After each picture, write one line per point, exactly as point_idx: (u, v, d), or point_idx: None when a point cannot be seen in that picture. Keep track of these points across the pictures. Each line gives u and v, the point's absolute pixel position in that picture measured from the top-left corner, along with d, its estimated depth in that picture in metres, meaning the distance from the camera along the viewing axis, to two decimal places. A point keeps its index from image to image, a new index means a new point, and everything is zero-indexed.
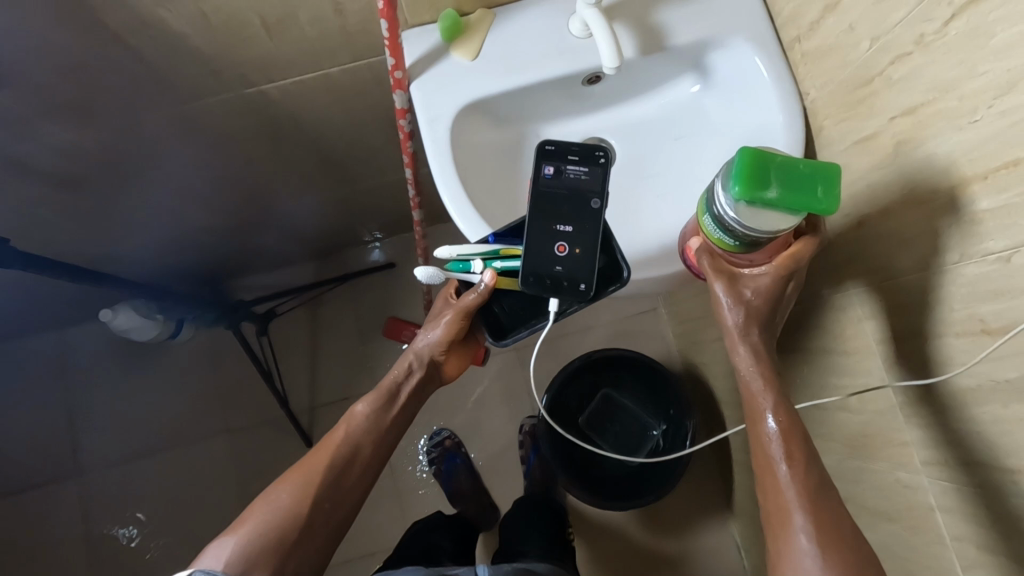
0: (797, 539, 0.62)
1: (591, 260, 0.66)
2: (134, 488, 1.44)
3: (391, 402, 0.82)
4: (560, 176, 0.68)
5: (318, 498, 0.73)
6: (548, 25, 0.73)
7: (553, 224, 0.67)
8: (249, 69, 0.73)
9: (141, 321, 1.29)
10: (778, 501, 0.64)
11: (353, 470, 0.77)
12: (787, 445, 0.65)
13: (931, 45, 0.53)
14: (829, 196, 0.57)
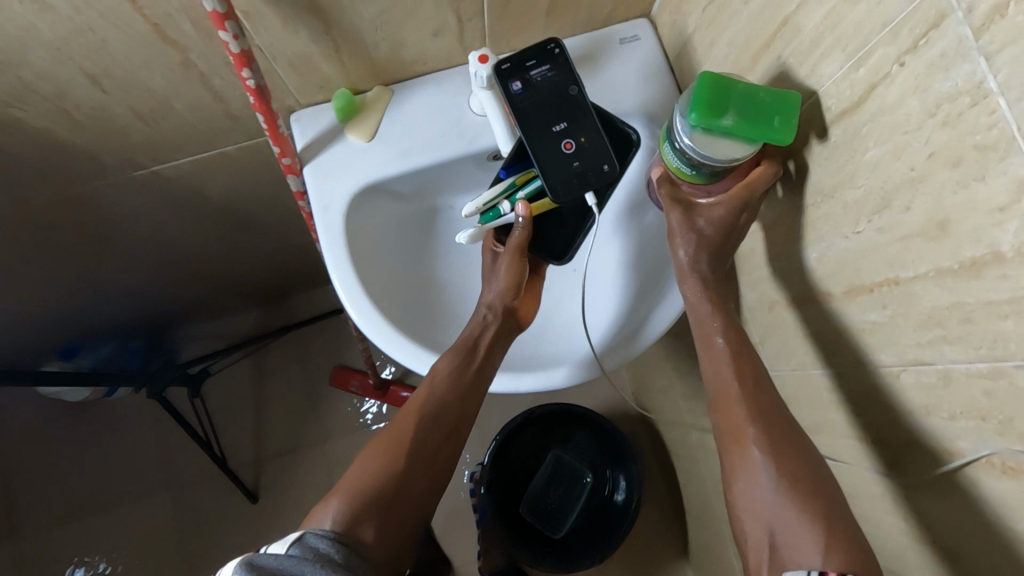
0: (752, 457, 0.55)
1: (603, 151, 0.63)
2: (67, 553, 1.37)
3: (471, 357, 0.67)
4: (529, 85, 0.63)
5: (408, 465, 0.62)
6: (447, 106, 0.71)
7: (549, 130, 0.63)
8: (132, 152, 0.70)
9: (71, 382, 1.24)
10: (729, 422, 0.58)
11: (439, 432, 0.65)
12: (737, 365, 0.60)
13: (813, 146, 0.51)
14: (787, 124, 0.49)
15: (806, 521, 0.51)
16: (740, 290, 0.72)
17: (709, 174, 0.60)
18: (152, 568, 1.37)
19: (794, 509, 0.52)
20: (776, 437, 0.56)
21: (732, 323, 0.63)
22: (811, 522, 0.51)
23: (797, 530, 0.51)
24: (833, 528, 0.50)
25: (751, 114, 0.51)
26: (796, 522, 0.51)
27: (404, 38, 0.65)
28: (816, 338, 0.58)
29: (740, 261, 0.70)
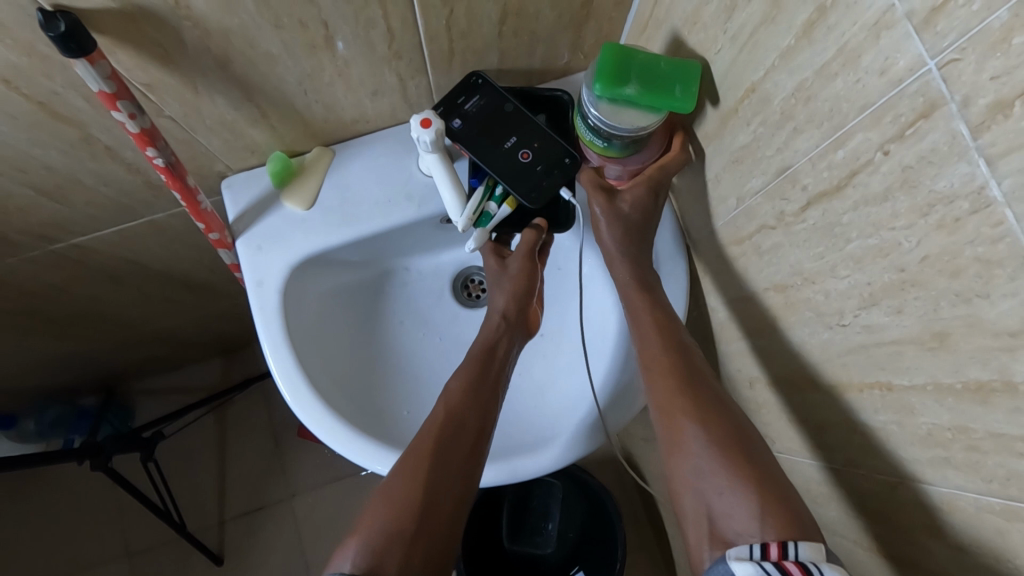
0: (683, 429, 0.49)
1: (562, 147, 0.60)
2: None
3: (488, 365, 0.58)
4: (468, 118, 0.60)
5: (438, 473, 0.51)
6: (394, 165, 0.65)
7: (503, 148, 0.60)
8: (44, 228, 0.63)
9: (14, 449, 1.16)
10: (657, 395, 0.52)
11: (467, 430, 0.53)
12: (662, 339, 0.54)
13: (789, 225, 0.45)
14: (688, 92, 0.51)
15: (736, 484, 0.44)
16: (718, 357, 0.66)
17: (625, 145, 0.58)
18: None
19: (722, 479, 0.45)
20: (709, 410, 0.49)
21: (659, 299, 0.57)
22: (742, 483, 0.44)
23: (730, 496, 0.44)
24: (772, 494, 0.43)
25: (654, 84, 0.51)
26: (730, 490, 0.44)
27: (339, 98, 0.59)
28: (802, 426, 0.53)
29: (717, 328, 0.64)
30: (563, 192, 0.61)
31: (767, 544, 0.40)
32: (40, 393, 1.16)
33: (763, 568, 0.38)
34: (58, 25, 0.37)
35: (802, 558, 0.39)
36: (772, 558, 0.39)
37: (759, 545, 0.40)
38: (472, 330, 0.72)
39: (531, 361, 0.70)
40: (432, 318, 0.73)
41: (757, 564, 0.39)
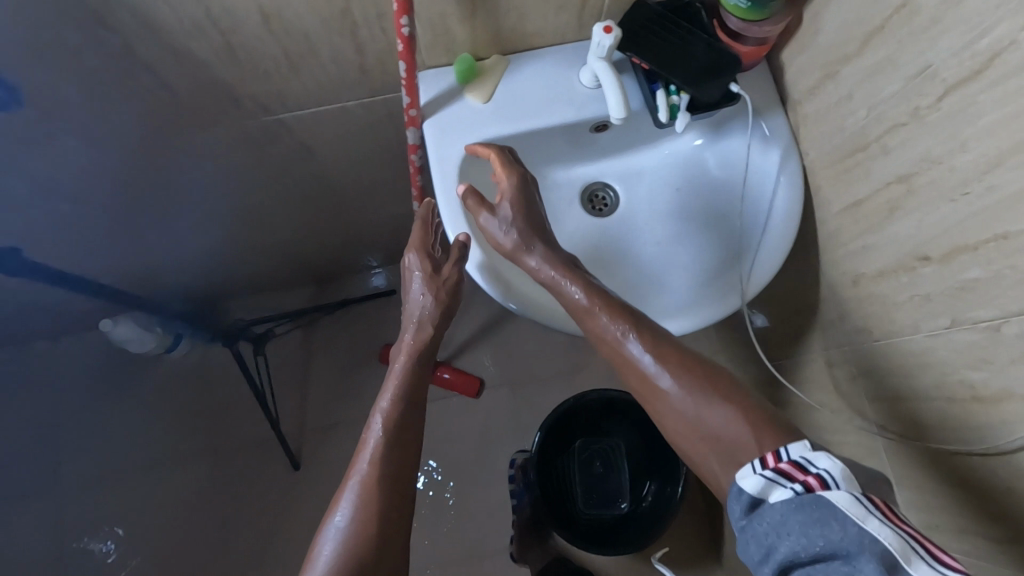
0: (664, 392, 0.63)
1: (722, 50, 0.72)
2: (112, 506, 1.41)
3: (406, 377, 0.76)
4: (638, 35, 0.71)
5: (383, 478, 0.67)
6: (560, 76, 0.77)
7: (673, 56, 0.71)
8: (268, 99, 0.77)
9: (141, 332, 1.30)
10: (637, 371, 0.65)
11: (397, 440, 0.70)
12: (616, 317, 0.67)
13: (922, 117, 0.56)
14: None
15: (723, 407, 0.60)
16: (820, 267, 0.76)
17: (765, 6, 0.66)
18: (194, 523, 1.41)
19: (704, 402, 0.61)
20: (668, 362, 0.64)
21: (594, 285, 0.70)
22: (727, 406, 0.60)
23: (718, 414, 0.60)
24: (738, 398, 0.61)
25: None
26: (725, 414, 0.59)
27: (530, 9, 0.71)
28: (904, 307, 0.63)
29: (824, 240, 0.74)
30: (732, 87, 0.72)
31: (765, 458, 0.54)
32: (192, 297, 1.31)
33: (767, 476, 0.51)
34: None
35: (793, 454, 0.52)
36: (769, 465, 0.52)
37: (758, 461, 0.54)
38: (598, 232, 0.84)
39: (649, 258, 0.82)
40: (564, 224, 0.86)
41: (760, 474, 0.52)
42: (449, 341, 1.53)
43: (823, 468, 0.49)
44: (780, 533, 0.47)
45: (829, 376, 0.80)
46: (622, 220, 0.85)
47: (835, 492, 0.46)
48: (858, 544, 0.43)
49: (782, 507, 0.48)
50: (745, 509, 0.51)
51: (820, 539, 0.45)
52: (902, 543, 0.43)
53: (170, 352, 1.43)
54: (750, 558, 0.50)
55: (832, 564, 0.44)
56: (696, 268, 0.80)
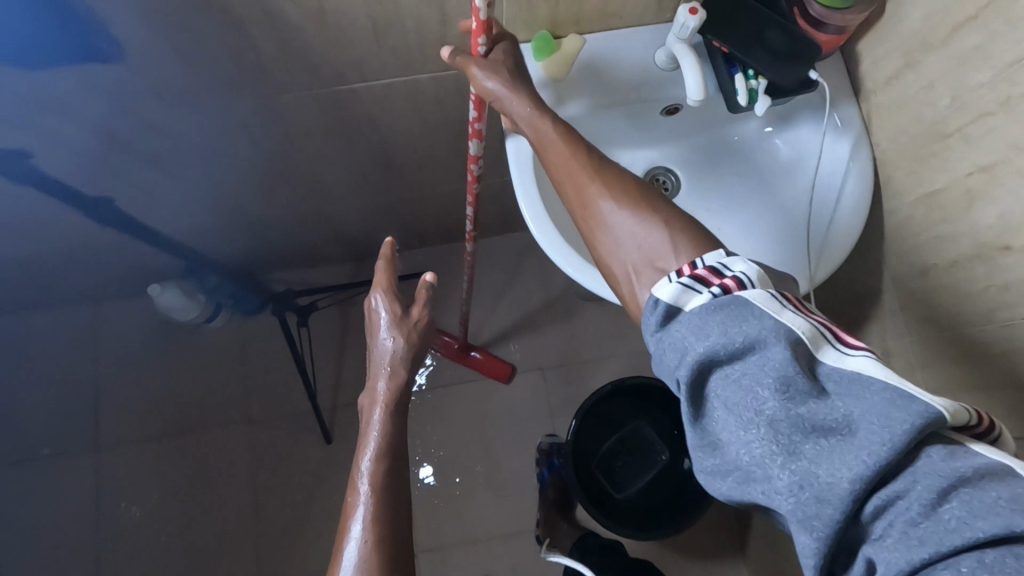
0: (597, 210, 0.63)
1: (802, 36, 0.72)
2: (147, 469, 1.44)
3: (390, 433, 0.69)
4: (718, 20, 0.72)
5: (381, 536, 0.62)
6: (636, 57, 0.78)
7: (752, 41, 0.72)
8: (346, 66, 0.78)
9: (185, 301, 1.31)
10: (574, 192, 0.65)
11: (390, 494, 0.65)
12: (568, 138, 0.66)
13: (1014, 105, 0.56)
14: None
15: (647, 220, 0.60)
16: (885, 259, 0.77)
17: None
18: (226, 491, 1.44)
19: (632, 213, 0.61)
20: (603, 181, 0.64)
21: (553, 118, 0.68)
22: (653, 220, 0.60)
23: (642, 227, 0.60)
24: (668, 211, 0.61)
25: None
26: (650, 226, 0.60)
27: None
28: (980, 295, 0.64)
29: (891, 230, 0.75)
30: (810, 73, 0.73)
31: (681, 269, 0.53)
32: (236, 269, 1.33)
33: (684, 284, 0.51)
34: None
35: (708, 262, 0.52)
36: (687, 274, 0.52)
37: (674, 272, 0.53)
38: None
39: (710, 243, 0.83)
40: None
41: (677, 283, 0.51)
42: (483, 323, 1.54)
43: (740, 273, 0.49)
44: (694, 333, 0.47)
45: (884, 366, 0.80)
46: (685, 204, 0.86)
47: (752, 291, 0.47)
48: (772, 332, 0.44)
49: (704, 310, 0.48)
50: (659, 316, 0.50)
51: (738, 332, 0.45)
52: (810, 331, 0.45)
53: (211, 321, 1.45)
54: (660, 363, 0.50)
55: (747, 356, 0.45)
56: (757, 253, 0.80)
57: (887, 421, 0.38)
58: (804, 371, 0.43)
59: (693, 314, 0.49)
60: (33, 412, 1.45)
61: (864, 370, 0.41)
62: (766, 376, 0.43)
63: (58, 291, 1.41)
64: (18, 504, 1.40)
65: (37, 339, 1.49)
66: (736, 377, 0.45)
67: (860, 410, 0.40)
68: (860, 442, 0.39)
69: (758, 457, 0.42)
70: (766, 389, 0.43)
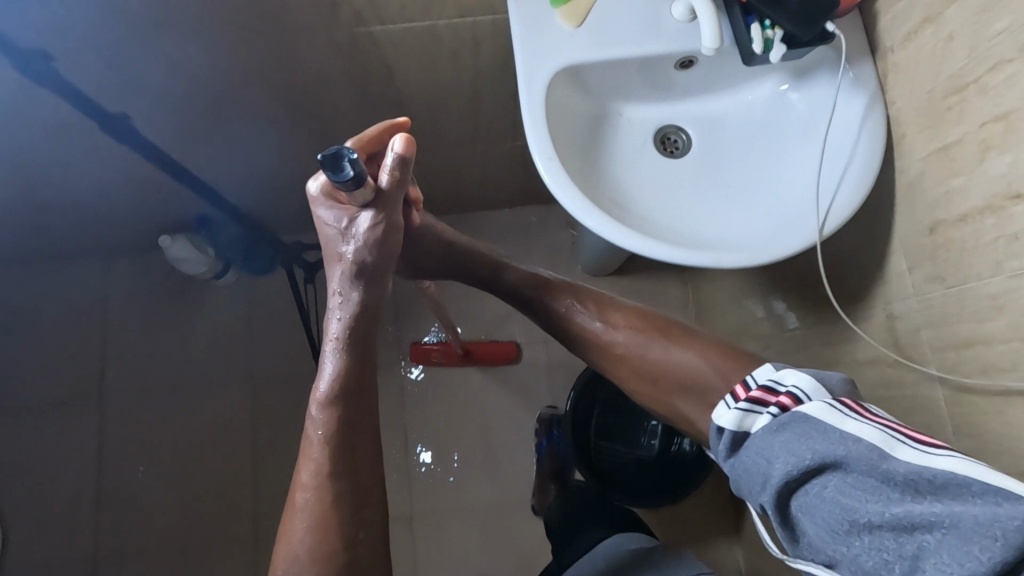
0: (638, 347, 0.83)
1: None
2: (146, 423, 1.44)
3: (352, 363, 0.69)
4: None
5: (337, 458, 0.67)
6: (652, 7, 0.78)
7: None
8: (366, 5, 0.79)
9: (195, 253, 1.33)
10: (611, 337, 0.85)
11: (345, 413, 0.68)
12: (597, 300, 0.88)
13: None
14: None
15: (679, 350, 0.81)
16: (894, 220, 0.77)
17: None
18: (222, 449, 1.44)
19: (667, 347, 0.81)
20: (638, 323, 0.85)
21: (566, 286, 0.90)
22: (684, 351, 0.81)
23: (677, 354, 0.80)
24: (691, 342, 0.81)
25: None
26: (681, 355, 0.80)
27: None
28: (987, 248, 0.63)
29: (902, 191, 0.74)
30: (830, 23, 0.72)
31: (734, 390, 0.66)
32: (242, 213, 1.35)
33: (741, 407, 0.62)
34: (344, 168, 0.58)
35: (757, 383, 0.65)
36: (742, 399, 0.63)
37: (731, 396, 0.65)
38: (670, 171, 0.86)
39: (719, 200, 0.84)
40: (639, 161, 0.86)
41: (737, 407, 0.62)
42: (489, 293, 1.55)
43: (788, 388, 0.60)
44: (770, 457, 0.55)
45: (890, 331, 0.80)
46: (697, 162, 0.86)
47: (809, 407, 0.56)
48: (842, 444, 0.51)
49: (766, 426, 0.58)
50: (731, 442, 0.61)
51: (806, 449, 0.52)
52: (882, 436, 0.51)
53: (218, 278, 1.46)
54: (750, 487, 0.58)
55: (828, 470, 0.51)
56: (766, 211, 0.81)
57: (987, 513, 0.43)
58: (888, 475, 0.48)
59: (763, 436, 0.57)
60: (37, 361, 1.46)
61: (945, 467, 0.47)
62: (853, 488, 0.49)
63: (70, 242, 1.42)
64: (21, 448, 1.42)
65: (46, 288, 1.50)
66: (820, 489, 0.51)
67: (958, 507, 0.44)
68: (964, 543, 0.42)
69: (871, 566, 0.47)
70: (856, 498, 0.48)
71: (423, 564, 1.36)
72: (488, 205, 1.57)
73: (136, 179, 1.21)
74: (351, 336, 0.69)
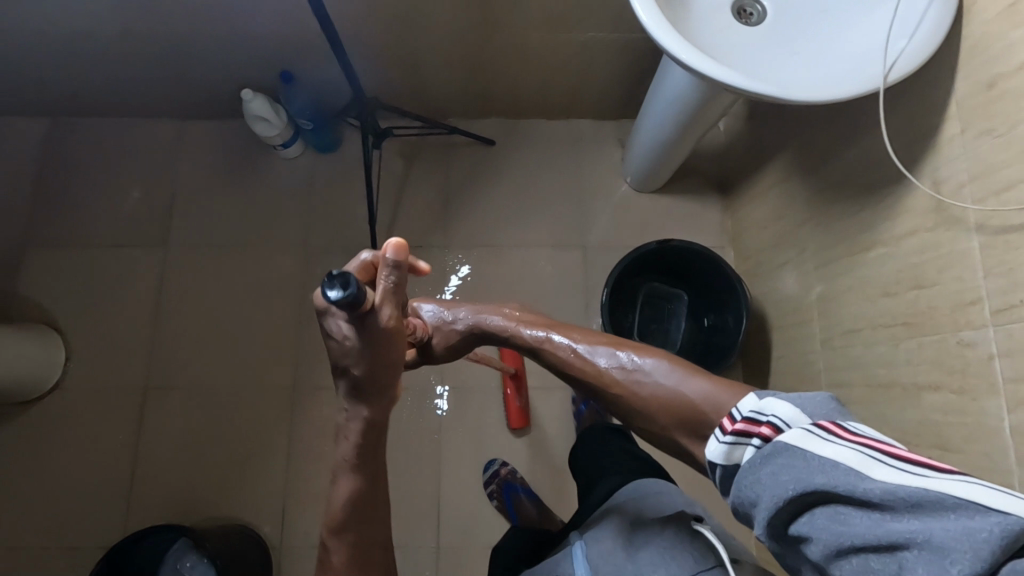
0: (635, 377, 0.78)
1: None
2: (202, 276, 1.53)
3: (365, 471, 0.75)
4: None
5: (364, 543, 0.74)
6: None
7: None
8: None
9: (270, 112, 1.41)
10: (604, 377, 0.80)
11: (362, 509, 0.75)
12: (587, 336, 0.86)
13: None
14: None
15: (677, 373, 0.75)
16: (950, 90, 0.81)
17: None
18: (269, 307, 1.53)
19: (659, 373, 0.76)
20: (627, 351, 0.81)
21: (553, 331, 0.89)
22: (682, 372, 0.75)
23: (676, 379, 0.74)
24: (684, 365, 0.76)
25: None
26: (681, 379, 0.74)
27: None
28: None
29: (963, 58, 0.79)
30: None
31: (723, 422, 0.62)
32: (318, 80, 1.45)
33: (726, 440, 0.60)
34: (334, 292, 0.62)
35: (744, 412, 0.60)
36: (729, 430, 0.60)
37: (719, 429, 0.61)
38: (741, 35, 0.92)
39: (784, 62, 0.90)
40: (713, 23, 0.93)
41: (723, 441, 0.60)
42: (534, 197, 1.63)
43: (771, 415, 0.58)
44: (755, 485, 0.54)
45: (932, 198, 0.85)
46: (767, 30, 0.92)
47: (788, 436, 0.54)
48: (821, 472, 0.50)
49: (751, 460, 0.56)
50: (723, 471, 0.60)
51: (789, 481, 0.51)
52: (860, 458, 0.50)
53: (285, 149, 1.55)
54: (746, 515, 0.57)
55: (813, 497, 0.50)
56: (831, 69, 0.86)
57: (965, 532, 0.42)
58: (870, 496, 0.47)
59: (749, 471, 0.55)
60: (109, 209, 1.56)
61: (927, 487, 0.45)
62: (837, 513, 0.48)
63: (152, 98, 1.52)
64: (87, 285, 1.52)
65: (123, 143, 1.60)
66: (809, 516, 0.50)
67: (936, 527, 0.43)
68: (941, 562, 0.42)
69: None
70: (841, 523, 0.48)
71: (447, 432, 1.46)
72: (542, 112, 1.64)
73: (225, 32, 1.30)
74: (356, 462, 0.76)
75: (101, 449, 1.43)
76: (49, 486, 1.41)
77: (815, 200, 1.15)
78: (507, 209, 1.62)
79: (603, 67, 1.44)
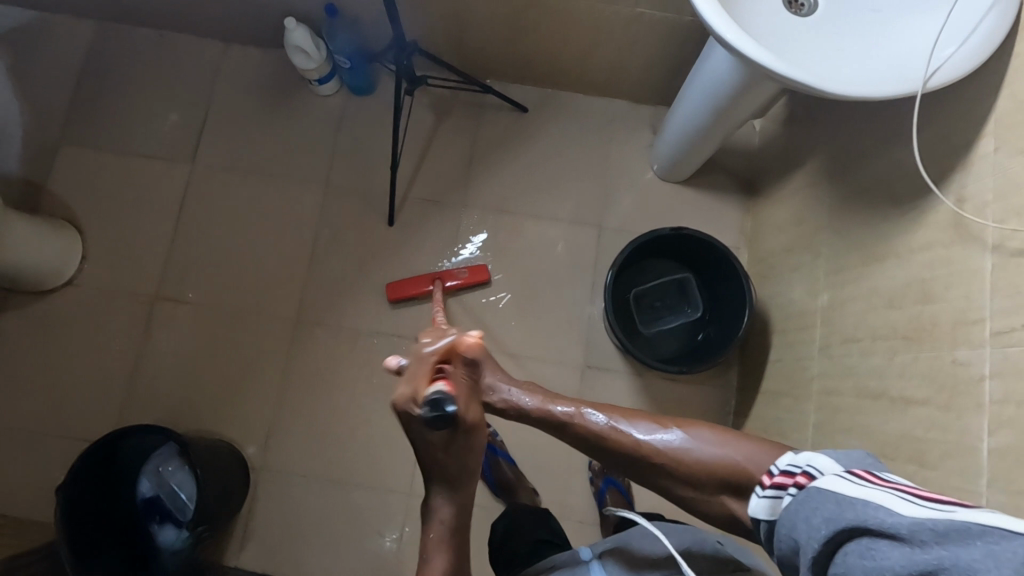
0: (681, 451, 0.73)
1: None
2: (223, 197, 1.56)
3: (456, 542, 0.75)
4: None
5: None
6: None
7: None
8: None
9: (310, 45, 1.42)
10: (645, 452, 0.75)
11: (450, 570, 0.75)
12: (606, 408, 0.81)
13: None
14: None
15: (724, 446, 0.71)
16: (990, 108, 0.80)
17: None
18: (283, 237, 1.55)
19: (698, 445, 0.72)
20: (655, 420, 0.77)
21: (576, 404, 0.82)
22: (728, 443, 0.71)
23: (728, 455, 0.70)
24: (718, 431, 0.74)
25: None
26: (727, 451, 0.70)
27: None
28: None
29: (1008, 75, 0.78)
30: None
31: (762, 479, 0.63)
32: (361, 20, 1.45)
33: (767, 495, 0.61)
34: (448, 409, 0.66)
35: (787, 466, 0.62)
36: (768, 484, 0.61)
37: (759, 486, 0.63)
38: (786, 23, 0.91)
39: (825, 57, 0.89)
40: (761, 8, 0.92)
41: (763, 495, 0.61)
42: (558, 169, 1.62)
43: (811, 467, 0.59)
44: (796, 533, 0.55)
45: (954, 215, 0.84)
46: (815, 21, 0.91)
47: (821, 481, 0.56)
48: (851, 510, 0.51)
49: (792, 510, 0.56)
50: (766, 528, 0.60)
51: (824, 523, 0.52)
52: (892, 498, 0.51)
53: (319, 85, 1.56)
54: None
55: (846, 537, 0.50)
56: (872, 69, 0.85)
57: (994, 559, 0.43)
58: (900, 530, 0.48)
59: (794, 523, 0.55)
60: (143, 118, 1.59)
61: (955, 518, 0.46)
62: (868, 547, 0.48)
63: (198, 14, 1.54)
64: (112, 189, 1.56)
65: (165, 56, 1.62)
66: (844, 557, 0.50)
67: (965, 553, 0.44)
68: None
69: None
70: (872, 556, 0.48)
71: None
72: (579, 86, 1.63)
73: None
74: (446, 539, 0.75)
75: (107, 349, 1.48)
76: (53, 377, 1.46)
77: (837, 207, 1.14)
78: (529, 178, 1.62)
79: (647, 47, 1.43)
